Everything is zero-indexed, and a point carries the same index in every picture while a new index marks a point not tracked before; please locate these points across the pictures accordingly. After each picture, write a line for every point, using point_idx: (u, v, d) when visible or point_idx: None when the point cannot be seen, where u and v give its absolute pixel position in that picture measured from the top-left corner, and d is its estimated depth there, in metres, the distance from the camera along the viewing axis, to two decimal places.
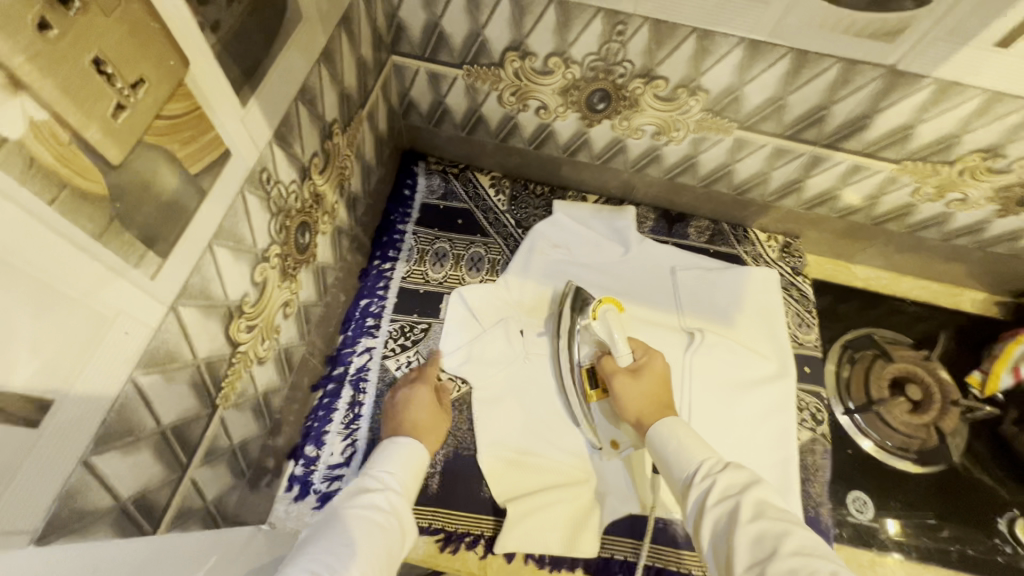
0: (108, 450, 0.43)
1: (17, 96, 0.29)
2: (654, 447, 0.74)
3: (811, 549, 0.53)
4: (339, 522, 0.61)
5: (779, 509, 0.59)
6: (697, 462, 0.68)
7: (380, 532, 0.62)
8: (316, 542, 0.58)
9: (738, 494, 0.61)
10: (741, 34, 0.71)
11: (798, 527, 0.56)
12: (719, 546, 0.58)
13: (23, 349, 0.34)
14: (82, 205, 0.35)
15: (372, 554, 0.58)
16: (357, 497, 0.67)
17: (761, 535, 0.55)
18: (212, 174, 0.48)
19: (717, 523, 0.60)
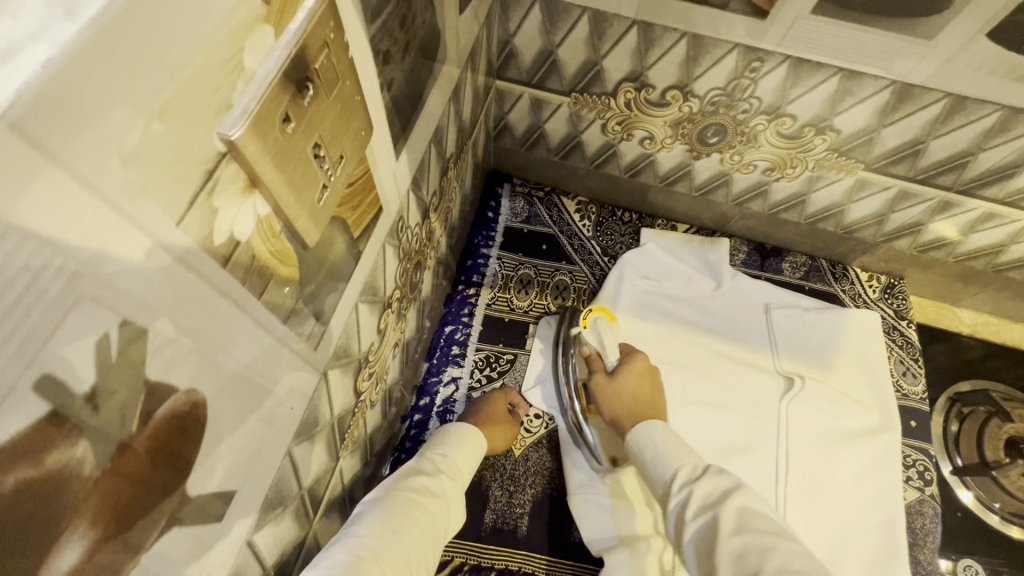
0: (264, 526, 0.42)
1: (252, 198, 0.27)
2: (634, 452, 0.72)
3: (797, 566, 0.51)
4: (395, 501, 0.60)
5: (762, 518, 0.56)
6: (676, 466, 0.65)
7: (430, 520, 0.62)
8: (370, 518, 0.57)
9: (718, 503, 0.58)
10: (895, 77, 0.65)
11: (782, 541, 0.53)
12: (702, 559, 0.56)
13: (222, 448, 0.32)
14: (280, 293, 0.33)
15: (411, 539, 0.57)
16: (412, 476, 0.65)
17: (742, 552, 0.53)
18: (367, 234, 0.46)
19: (699, 536, 0.57)
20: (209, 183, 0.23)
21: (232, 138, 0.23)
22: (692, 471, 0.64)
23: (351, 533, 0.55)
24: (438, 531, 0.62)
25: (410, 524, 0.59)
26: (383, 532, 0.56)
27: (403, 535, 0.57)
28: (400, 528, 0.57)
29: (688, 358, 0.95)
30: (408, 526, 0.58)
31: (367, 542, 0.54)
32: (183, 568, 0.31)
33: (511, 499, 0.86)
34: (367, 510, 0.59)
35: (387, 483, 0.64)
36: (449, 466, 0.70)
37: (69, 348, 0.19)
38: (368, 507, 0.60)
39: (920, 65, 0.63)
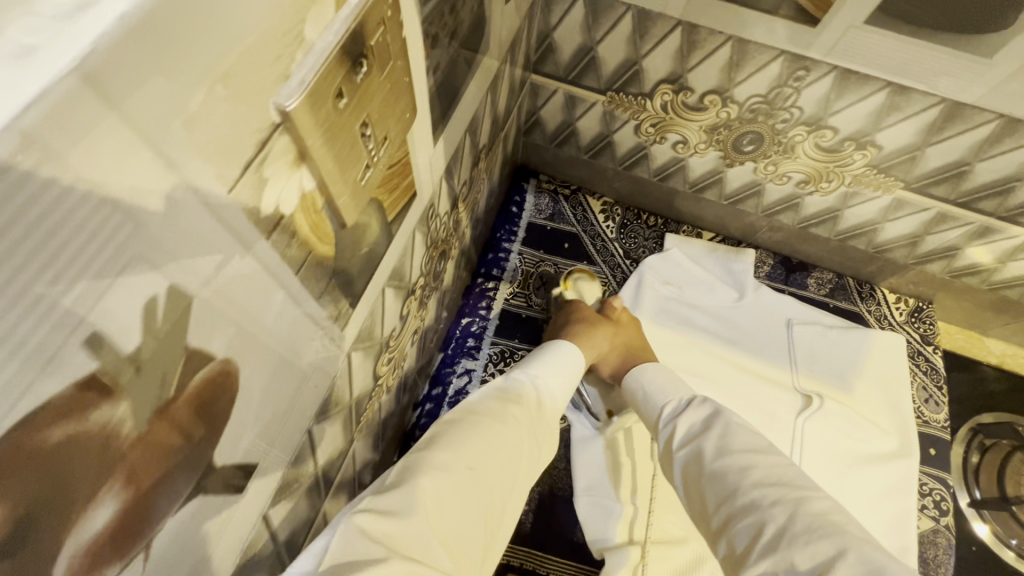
0: (280, 501, 0.42)
1: (299, 172, 0.27)
2: (630, 392, 0.73)
3: (777, 477, 0.51)
4: (478, 426, 0.49)
5: (747, 437, 0.56)
6: (665, 402, 0.66)
7: (512, 453, 0.50)
8: (440, 440, 0.46)
9: (702, 431, 0.59)
10: (946, 95, 0.63)
11: (765, 458, 0.54)
12: (689, 483, 0.56)
13: (247, 420, 0.32)
14: (316, 270, 0.33)
15: (490, 465, 0.47)
16: (499, 398, 0.54)
17: (722, 471, 0.53)
18: (399, 219, 0.46)
19: (685, 462, 0.58)
20: (262, 152, 0.23)
21: (287, 108, 0.23)
22: (680, 404, 0.65)
23: (420, 455, 0.44)
24: (519, 464, 0.51)
25: (494, 459, 0.47)
26: (459, 468, 0.44)
27: (483, 475, 0.45)
28: (479, 466, 0.46)
29: (709, 368, 0.94)
30: (489, 461, 0.47)
31: (442, 477, 0.42)
32: (202, 537, 0.31)
33: None
34: (447, 432, 0.47)
35: (474, 402, 0.52)
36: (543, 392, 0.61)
37: (119, 310, 0.19)
38: (447, 426, 0.48)
39: (974, 84, 0.61)
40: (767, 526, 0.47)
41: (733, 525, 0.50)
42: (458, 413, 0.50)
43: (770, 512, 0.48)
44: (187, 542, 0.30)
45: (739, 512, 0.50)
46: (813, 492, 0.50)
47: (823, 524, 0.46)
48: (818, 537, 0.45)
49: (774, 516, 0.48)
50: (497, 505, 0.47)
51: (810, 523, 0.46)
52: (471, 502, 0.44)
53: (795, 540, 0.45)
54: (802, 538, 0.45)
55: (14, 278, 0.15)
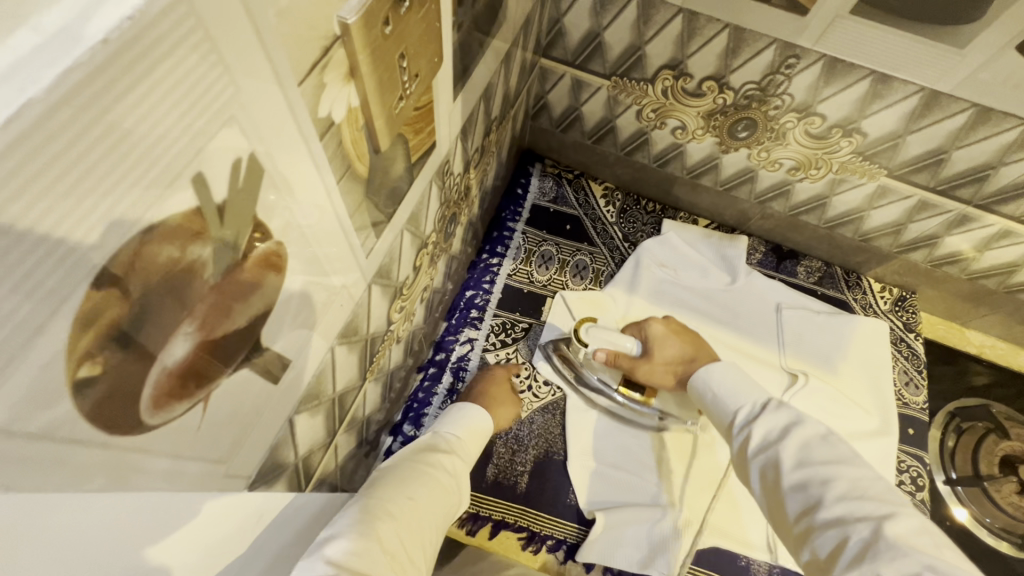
0: (303, 410, 0.46)
1: (349, 86, 0.31)
2: (698, 394, 0.74)
3: (860, 490, 0.52)
4: (406, 469, 0.60)
5: (829, 448, 0.57)
6: (738, 406, 0.67)
7: (442, 488, 0.61)
8: (383, 483, 0.57)
9: (780, 439, 0.59)
10: (924, 83, 0.69)
11: (845, 467, 0.55)
12: (768, 491, 0.58)
13: (288, 314, 0.36)
14: (352, 186, 0.37)
15: (423, 502, 0.57)
16: (422, 449, 0.66)
17: (804, 482, 0.55)
18: (420, 164, 0.50)
19: (762, 470, 0.59)
20: (325, 57, 0.28)
21: (347, 22, 0.28)
22: (755, 408, 0.65)
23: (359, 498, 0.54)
24: (450, 498, 0.62)
25: (426, 490, 0.59)
26: (399, 497, 0.55)
27: (417, 507, 0.56)
28: (416, 497, 0.57)
29: None
30: (422, 491, 0.58)
31: (387, 508, 0.53)
32: (244, 413, 0.36)
33: (513, 457, 0.89)
34: (382, 478, 0.58)
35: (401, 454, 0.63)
36: (462, 442, 0.71)
37: (218, 159, 0.23)
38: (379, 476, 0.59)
39: (949, 73, 0.66)
40: (854, 539, 0.48)
41: (818, 535, 0.51)
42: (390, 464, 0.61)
43: (854, 527, 0.49)
44: (233, 411, 0.34)
45: (823, 524, 0.51)
46: (900, 508, 0.50)
47: (910, 545, 0.46)
48: (903, 553, 0.45)
49: (859, 531, 0.48)
50: (432, 533, 0.57)
51: (896, 540, 0.46)
52: (411, 526, 0.54)
53: (880, 556, 0.46)
54: (887, 554, 0.45)
55: (159, 103, 0.19)
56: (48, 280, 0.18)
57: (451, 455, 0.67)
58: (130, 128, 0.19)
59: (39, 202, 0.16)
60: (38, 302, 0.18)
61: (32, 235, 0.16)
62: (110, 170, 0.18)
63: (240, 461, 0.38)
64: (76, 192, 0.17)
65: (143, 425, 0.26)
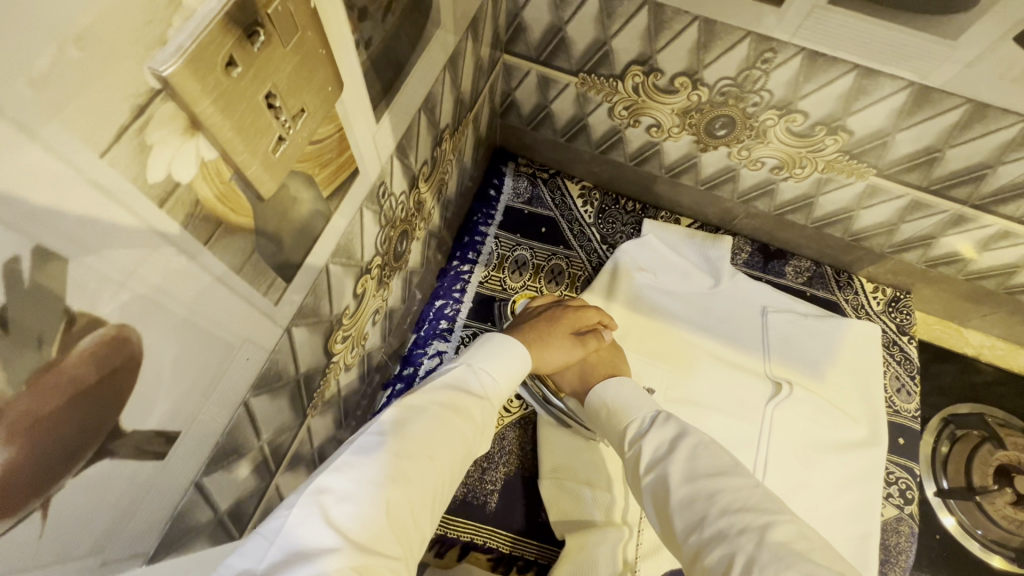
0: (215, 470, 0.43)
1: (194, 139, 0.27)
2: (595, 404, 0.75)
3: (741, 502, 0.55)
4: (434, 417, 0.54)
5: (711, 457, 0.60)
6: (628, 421, 0.69)
7: (464, 448, 0.56)
8: (412, 428, 0.52)
9: (667, 454, 0.62)
10: (913, 78, 0.62)
11: (728, 479, 0.58)
12: (658, 508, 0.60)
13: (163, 388, 0.32)
14: (229, 241, 0.33)
15: (446, 456, 0.53)
16: (456, 391, 0.58)
17: (691, 498, 0.57)
18: (339, 195, 0.46)
19: (652, 486, 0.61)
20: (140, 117, 0.23)
21: (163, 74, 0.23)
22: (642, 424, 0.68)
23: (380, 442, 0.49)
24: (470, 449, 0.57)
25: (450, 451, 0.54)
26: (419, 458, 0.50)
27: (438, 463, 0.52)
28: (439, 455, 0.52)
29: (682, 354, 0.94)
30: (444, 450, 0.53)
31: (405, 462, 0.49)
32: (118, 500, 0.32)
33: (483, 475, 0.87)
34: (411, 419, 0.53)
35: (432, 394, 0.56)
36: (496, 388, 0.63)
37: None
38: (406, 413, 0.53)
39: (939, 69, 0.60)
40: (738, 554, 0.51)
41: (707, 555, 0.53)
42: (424, 403, 0.55)
43: (737, 541, 0.52)
44: (99, 501, 0.31)
45: (711, 541, 0.53)
46: (779, 515, 0.54)
47: (790, 550, 0.50)
48: (787, 564, 0.48)
49: (742, 545, 0.51)
50: (446, 489, 0.53)
51: (777, 551, 0.50)
52: (426, 491, 0.50)
53: (766, 569, 0.48)
54: (772, 567, 0.48)
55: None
56: None
57: (483, 406, 0.60)
58: None
59: None
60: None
61: None
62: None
63: (124, 545, 0.35)
64: None
65: None
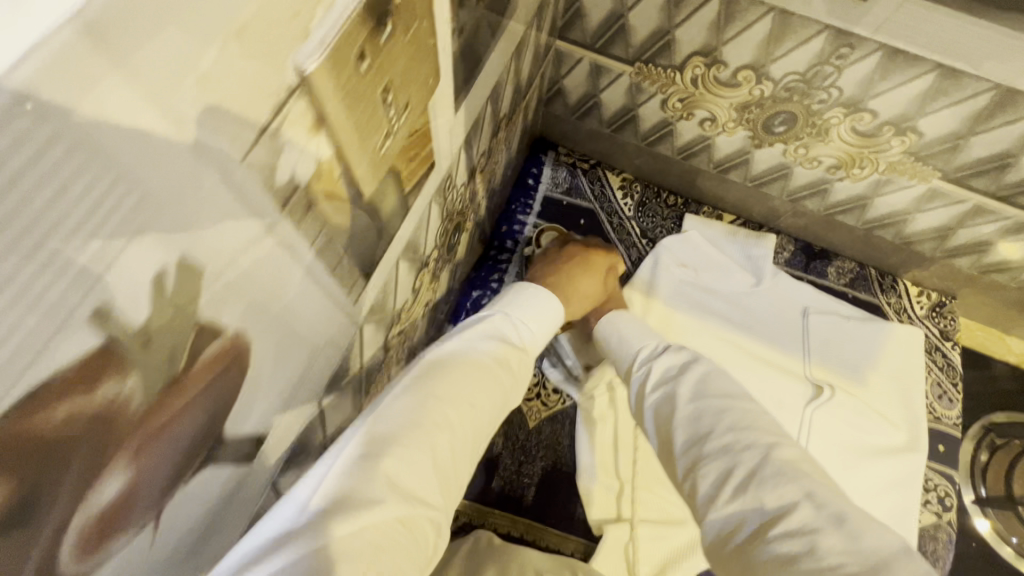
0: (289, 470, 0.42)
1: (317, 138, 0.25)
2: (606, 331, 0.69)
3: (750, 422, 0.49)
4: (475, 362, 0.47)
5: (722, 382, 0.53)
6: (641, 347, 0.63)
7: (502, 400, 0.49)
8: (454, 370, 0.45)
9: (678, 374, 0.56)
10: (1000, 81, 0.60)
11: (740, 402, 0.52)
12: (659, 427, 0.53)
13: (258, 392, 0.31)
14: (330, 242, 0.31)
15: (489, 401, 0.47)
16: (492, 345, 0.51)
17: (697, 414, 0.50)
18: (416, 189, 0.44)
19: (658, 405, 0.54)
20: (278, 117, 0.22)
21: (306, 70, 0.22)
22: (656, 349, 0.62)
23: (424, 388, 0.43)
24: (509, 399, 0.50)
25: (492, 399, 0.47)
26: (455, 404, 0.43)
27: (480, 410, 0.45)
28: (481, 403, 0.46)
29: (725, 353, 0.92)
30: (487, 399, 0.46)
31: (449, 410, 0.43)
32: (210, 506, 0.31)
33: (520, 469, 0.86)
34: (453, 362, 0.46)
35: (470, 341, 0.50)
36: (527, 341, 0.56)
37: (129, 281, 0.18)
38: (450, 357, 0.47)
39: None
40: (737, 469, 0.46)
41: (705, 467, 0.47)
42: (464, 350, 0.48)
43: (741, 456, 0.46)
44: (198, 506, 0.30)
45: (709, 455, 0.47)
46: (784, 438, 0.48)
47: (791, 471, 0.45)
48: (787, 481, 0.44)
49: (745, 459, 0.46)
50: (486, 438, 0.47)
51: (779, 467, 0.45)
52: (464, 441, 0.43)
53: (765, 483, 0.44)
54: (772, 482, 0.44)
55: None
56: None
57: (519, 359, 0.52)
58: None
59: None
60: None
61: None
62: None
63: (214, 548, 0.34)
64: None
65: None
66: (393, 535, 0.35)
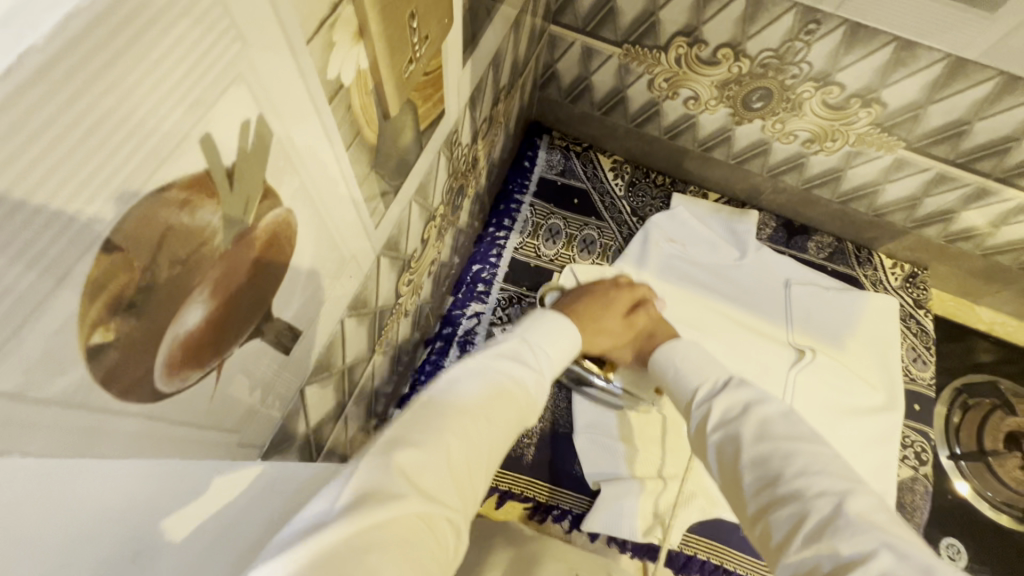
0: (313, 382, 0.46)
1: (359, 46, 0.30)
2: (657, 367, 0.69)
3: (821, 467, 0.48)
4: (490, 377, 0.50)
5: (789, 424, 0.53)
6: (698, 381, 0.62)
7: (518, 415, 0.50)
8: (470, 384, 0.47)
9: (741, 414, 0.55)
10: (950, 50, 0.66)
11: (809, 445, 0.50)
12: (724, 470, 0.52)
13: (299, 283, 0.36)
14: (361, 153, 0.36)
15: (504, 413, 0.48)
16: (508, 363, 0.53)
17: (764, 456, 0.50)
18: (429, 133, 0.49)
19: (721, 447, 0.54)
20: (333, 14, 0.27)
21: None
22: (716, 384, 0.61)
23: (445, 396, 0.45)
24: (526, 417, 0.51)
25: (509, 413, 0.48)
26: (479, 415, 0.45)
27: (497, 422, 0.46)
28: (499, 417, 0.47)
29: (710, 320, 0.97)
30: (504, 412, 0.48)
31: (467, 417, 0.44)
32: (255, 386, 0.36)
33: None
34: (469, 379, 0.48)
35: (487, 360, 0.52)
36: (542, 364, 0.58)
37: (225, 121, 0.23)
38: (465, 374, 0.49)
39: (973, 43, 0.64)
40: (809, 516, 0.44)
41: (774, 513, 0.46)
42: (482, 367, 0.50)
43: (813, 503, 0.44)
44: (247, 378, 0.34)
45: (782, 500, 0.46)
46: (858, 485, 0.46)
47: (871, 524, 0.42)
48: (864, 531, 0.42)
49: (818, 507, 0.44)
50: (502, 454, 0.48)
51: (856, 520, 0.43)
52: (482, 452, 0.44)
53: (841, 533, 0.42)
54: (848, 532, 0.42)
55: (152, 50, 0.18)
56: (75, 226, 0.18)
57: (535, 379, 0.54)
58: (146, 93, 0.19)
59: (65, 173, 0.17)
60: (63, 249, 0.18)
61: (65, 179, 0.17)
62: (104, 129, 0.18)
63: (253, 431, 0.38)
64: (103, 156, 0.18)
65: (158, 393, 0.26)
66: (412, 533, 0.35)
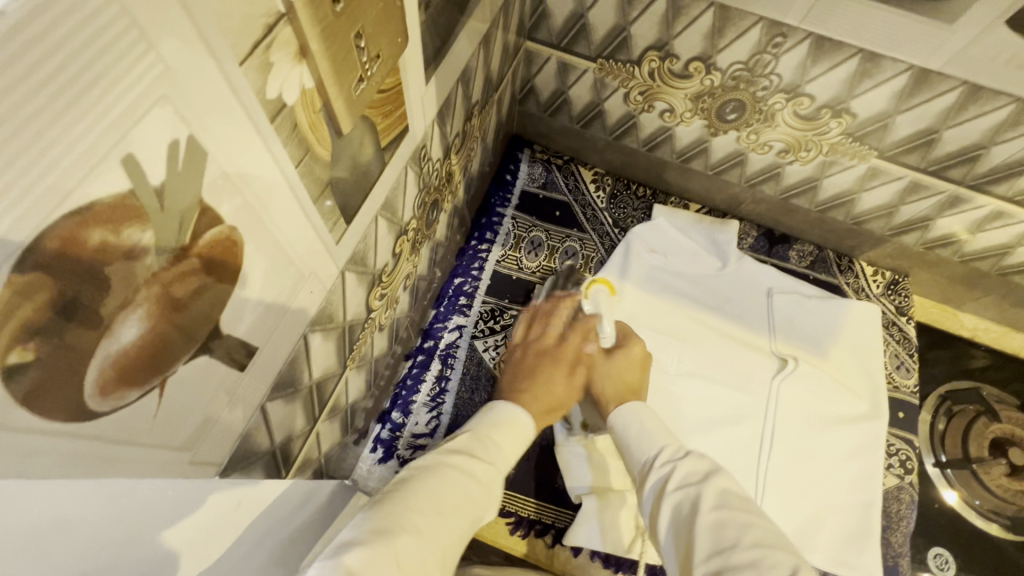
0: (276, 398, 0.46)
1: (300, 66, 0.30)
2: (617, 429, 0.69)
3: (772, 540, 0.51)
4: (439, 475, 0.54)
5: (743, 499, 0.56)
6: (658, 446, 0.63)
7: (471, 510, 0.55)
8: (417, 484, 0.52)
9: (701, 481, 0.57)
10: (913, 61, 0.67)
11: (760, 518, 0.54)
12: (679, 533, 0.55)
13: (250, 300, 0.36)
14: (314, 170, 0.37)
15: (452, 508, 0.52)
16: (459, 455, 0.58)
17: (721, 524, 0.52)
18: (392, 149, 0.50)
19: (677, 511, 0.56)
20: (268, 36, 0.27)
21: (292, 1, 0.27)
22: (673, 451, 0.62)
23: (393, 499, 0.50)
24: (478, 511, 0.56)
25: (458, 508, 0.53)
26: (430, 512, 0.50)
27: (445, 519, 0.51)
28: (446, 511, 0.52)
29: (693, 332, 0.96)
30: (451, 508, 0.52)
31: (416, 516, 0.49)
32: (206, 404, 0.36)
33: None
34: (418, 478, 0.53)
35: (436, 456, 0.57)
36: (500, 452, 0.62)
37: (151, 140, 0.23)
38: (414, 474, 0.54)
39: (934, 54, 0.65)
40: None
41: None
42: (430, 465, 0.56)
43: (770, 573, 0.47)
44: (196, 396, 0.34)
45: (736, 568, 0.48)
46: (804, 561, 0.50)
47: None
48: None
49: None
50: (456, 549, 0.52)
51: None
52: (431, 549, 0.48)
53: None
54: None
55: (63, 73, 0.19)
56: None
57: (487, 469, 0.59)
58: (59, 113, 0.19)
59: None
60: None
61: None
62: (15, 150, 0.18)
63: (206, 450, 0.38)
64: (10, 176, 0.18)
65: (93, 412, 0.26)
66: None
